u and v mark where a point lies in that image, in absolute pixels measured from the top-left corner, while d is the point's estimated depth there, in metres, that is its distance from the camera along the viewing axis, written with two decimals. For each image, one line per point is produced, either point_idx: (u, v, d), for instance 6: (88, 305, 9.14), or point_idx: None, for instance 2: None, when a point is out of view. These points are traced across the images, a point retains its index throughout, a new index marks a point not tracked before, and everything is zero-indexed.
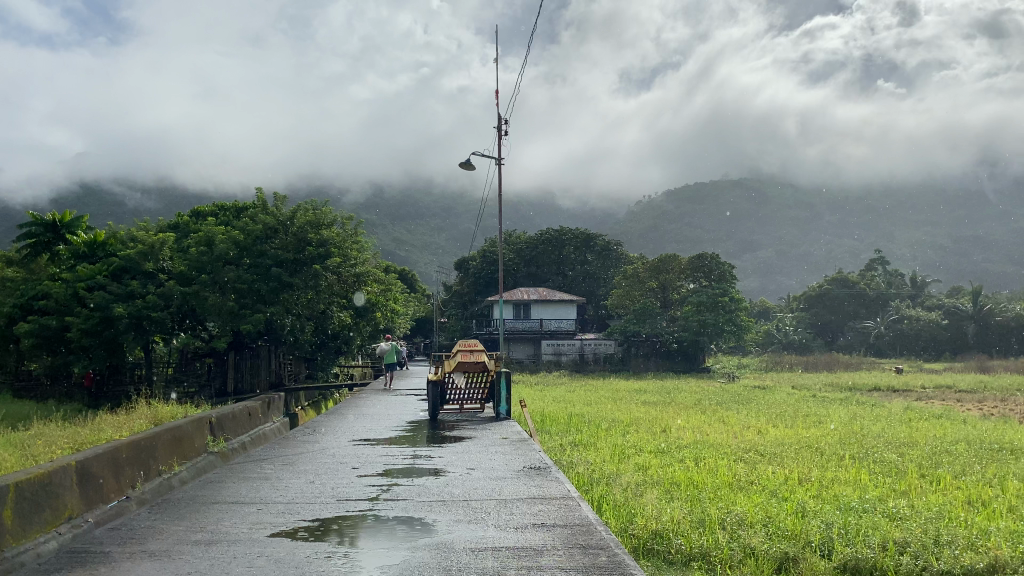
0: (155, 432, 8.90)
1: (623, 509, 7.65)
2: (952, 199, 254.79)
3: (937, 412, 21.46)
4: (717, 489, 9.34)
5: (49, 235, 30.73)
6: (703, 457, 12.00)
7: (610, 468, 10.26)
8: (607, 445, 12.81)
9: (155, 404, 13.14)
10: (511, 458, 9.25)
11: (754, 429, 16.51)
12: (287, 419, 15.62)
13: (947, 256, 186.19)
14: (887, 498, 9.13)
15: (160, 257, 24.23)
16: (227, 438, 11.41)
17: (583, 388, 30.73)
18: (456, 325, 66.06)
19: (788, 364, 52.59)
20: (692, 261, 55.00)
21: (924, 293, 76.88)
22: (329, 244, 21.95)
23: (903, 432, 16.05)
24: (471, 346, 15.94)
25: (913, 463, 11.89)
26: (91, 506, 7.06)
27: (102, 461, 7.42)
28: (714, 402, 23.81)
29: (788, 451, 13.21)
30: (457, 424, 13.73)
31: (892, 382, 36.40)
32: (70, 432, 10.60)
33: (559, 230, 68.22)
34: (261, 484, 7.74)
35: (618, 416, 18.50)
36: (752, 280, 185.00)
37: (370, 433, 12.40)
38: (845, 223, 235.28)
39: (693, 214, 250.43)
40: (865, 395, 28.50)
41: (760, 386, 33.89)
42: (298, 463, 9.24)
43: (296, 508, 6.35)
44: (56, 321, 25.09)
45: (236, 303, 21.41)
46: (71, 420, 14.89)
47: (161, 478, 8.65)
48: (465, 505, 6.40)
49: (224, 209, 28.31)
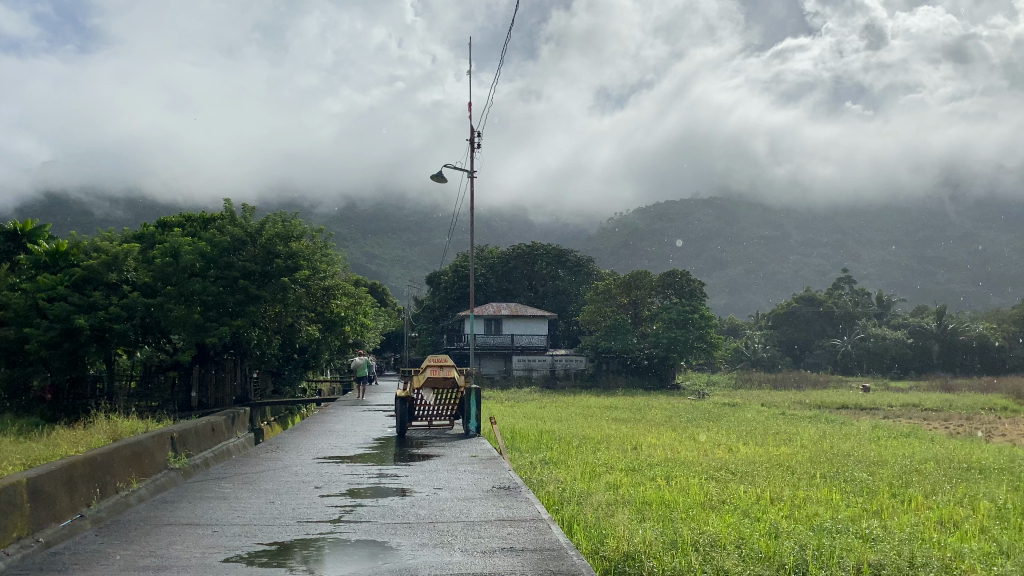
0: (113, 447, 8.57)
1: (595, 530, 7.47)
2: (917, 220, 259.78)
3: (905, 430, 21.55)
4: (689, 509, 9.19)
5: (10, 244, 30.10)
6: (675, 476, 11.87)
7: (582, 486, 10.08)
8: (577, 463, 12.62)
9: (113, 419, 12.77)
10: (479, 477, 9.04)
11: (725, 447, 16.43)
12: (252, 435, 15.27)
13: (912, 276, 189.42)
14: (859, 519, 9.05)
15: (124, 268, 23.93)
16: (189, 454, 11.07)
17: (553, 404, 30.57)
18: (427, 340, 65.68)
19: (756, 381, 53.03)
20: (663, 278, 55.74)
21: (890, 313, 78.10)
22: (297, 256, 21.65)
23: (873, 451, 16.05)
24: (441, 361, 15.64)
25: (883, 483, 11.84)
26: (42, 525, 6.74)
27: (55, 478, 7.11)
28: (684, 419, 23.73)
29: (759, 469, 13.14)
30: (425, 441, 13.47)
31: (859, 400, 36.77)
32: (23, 447, 10.21)
33: (531, 246, 68.30)
34: (219, 505, 7.46)
35: (589, 433, 18.34)
36: (721, 297, 186.46)
37: (335, 450, 12.10)
38: (813, 242, 238.51)
39: (664, 231, 252.31)
40: (833, 414, 28.70)
41: (730, 403, 34.04)
42: (259, 482, 8.94)
43: (253, 530, 6.09)
44: (13, 332, 24.38)
45: (202, 315, 20.89)
46: (27, 434, 14.44)
47: (118, 495, 8.33)
48: (431, 528, 6.18)
49: (191, 219, 27.88)
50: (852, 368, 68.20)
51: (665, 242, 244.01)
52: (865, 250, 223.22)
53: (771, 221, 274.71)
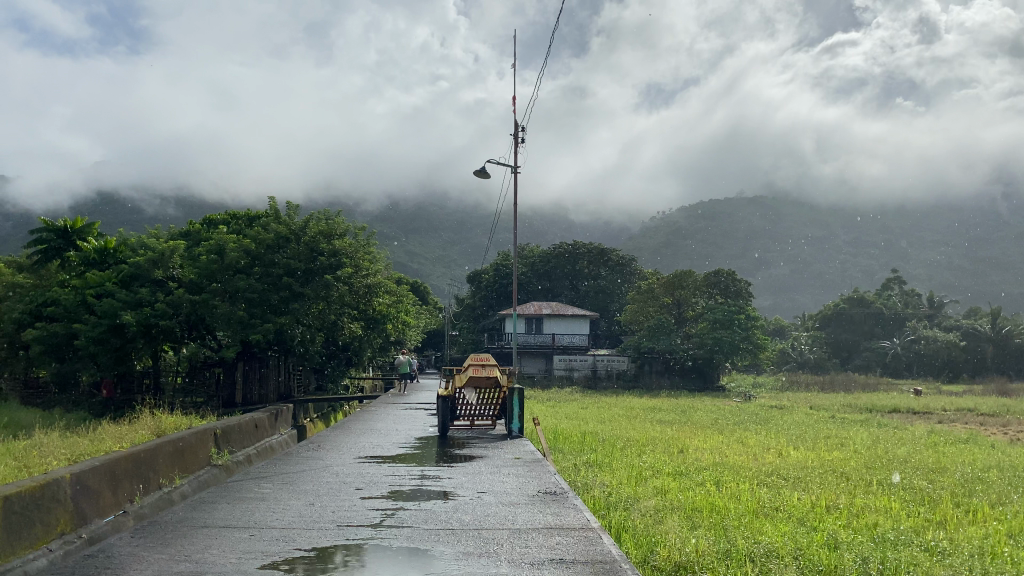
0: (155, 443, 8.48)
1: (645, 537, 7.17)
2: (968, 219, 253.29)
3: (963, 436, 20.74)
4: (741, 516, 8.82)
5: (61, 241, 30.52)
6: (724, 481, 11.50)
7: (629, 491, 9.73)
8: (624, 466, 12.31)
9: (158, 414, 12.78)
10: (524, 481, 8.77)
11: (775, 451, 15.96)
12: (295, 432, 15.22)
13: (964, 276, 184.52)
14: (924, 530, 8.60)
15: (170, 265, 23.99)
16: (232, 451, 10.99)
17: (596, 405, 30.16)
18: (469, 338, 65.61)
19: (804, 383, 51.93)
20: (708, 277, 54.94)
21: (941, 314, 76.01)
22: (340, 254, 21.54)
23: (931, 457, 15.46)
24: (483, 360, 15.41)
25: (945, 492, 11.30)
26: (86, 522, 6.64)
27: (99, 474, 7.01)
28: (731, 422, 23.14)
29: (812, 475, 12.69)
30: (467, 441, 13.27)
31: (911, 404, 35.70)
32: (69, 442, 10.22)
33: (572, 244, 67.93)
34: (258, 506, 7.30)
35: (634, 435, 18.00)
36: (766, 298, 183.50)
37: (376, 449, 11.94)
38: (861, 242, 233.70)
39: (706, 231, 249.39)
40: (885, 417, 27.84)
41: (777, 405, 33.28)
42: (299, 482, 8.78)
43: (292, 535, 5.91)
44: (64, 328, 24.94)
45: (246, 312, 21.05)
46: (75, 429, 14.60)
47: (161, 491, 8.23)
48: (475, 535, 5.94)
49: (237, 217, 28.00)
50: (902, 371, 66.43)
51: (708, 242, 241.12)
52: (915, 249, 218.02)
53: (817, 220, 269.83)
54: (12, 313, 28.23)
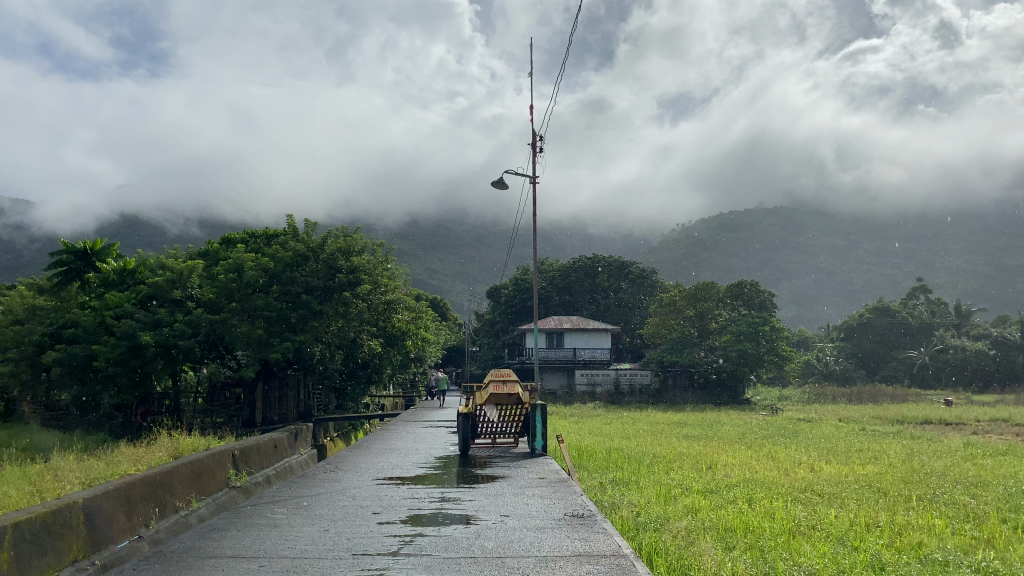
0: (172, 466, 8.22)
1: (678, 560, 6.80)
2: (993, 225, 249.83)
3: (1001, 448, 20.06)
4: (778, 536, 8.40)
5: (80, 263, 30.45)
6: (757, 498, 11.10)
7: (658, 511, 9.32)
8: (650, 483, 11.92)
9: (177, 436, 12.60)
10: (549, 503, 8.40)
11: (807, 466, 15.49)
12: (315, 451, 14.97)
13: (990, 284, 181.88)
14: (974, 549, 8.14)
15: (188, 285, 23.92)
16: (251, 472, 10.74)
17: (620, 420, 29.80)
18: (490, 354, 65.32)
19: (831, 395, 51.05)
20: (731, 289, 54.31)
21: (969, 322, 74.66)
22: (359, 270, 21.28)
23: (970, 470, 14.91)
24: (505, 376, 15.11)
25: (990, 507, 10.82)
26: (99, 547, 6.36)
27: (112, 498, 6.73)
28: (760, 436, 22.62)
29: (848, 491, 12.20)
30: (488, 460, 12.98)
31: (943, 415, 34.88)
32: (85, 465, 10.00)
33: (592, 258, 67.97)
34: (270, 534, 7.00)
35: (660, 451, 17.60)
36: (789, 310, 181.51)
37: (397, 469, 11.62)
38: (884, 251, 231.14)
39: (727, 244, 247.82)
40: (918, 430, 27.11)
41: (805, 419, 32.52)
42: (314, 507, 8.49)
43: (305, 566, 5.59)
44: (84, 350, 25.03)
45: (265, 330, 20.88)
46: (94, 451, 14.50)
47: (178, 515, 7.96)
48: (498, 564, 5.59)
49: (255, 236, 27.91)
50: (931, 381, 65.14)
51: (728, 253, 239.52)
52: (939, 257, 215.36)
53: (839, 230, 267.63)
54: (34, 335, 28.35)
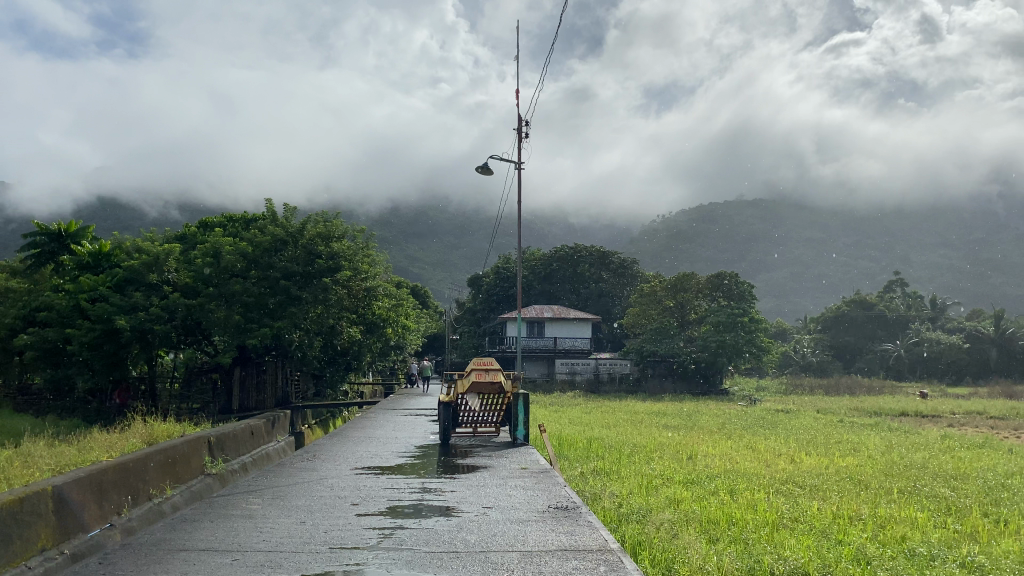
0: (146, 452, 7.99)
1: (664, 554, 6.69)
2: (967, 219, 252.88)
3: (977, 440, 20.22)
4: (761, 529, 8.33)
5: (54, 245, 29.79)
6: (739, 490, 11.03)
7: (641, 502, 9.20)
8: (632, 474, 11.82)
9: (152, 422, 12.34)
10: (533, 495, 8.25)
11: (787, 457, 15.48)
12: (292, 439, 14.75)
13: (965, 278, 184.01)
14: (956, 543, 8.11)
15: (165, 268, 23.47)
16: (227, 460, 10.51)
17: (600, 409, 29.82)
18: (470, 342, 65.17)
19: (808, 387, 51.41)
20: (711, 280, 54.51)
21: (944, 316, 75.49)
22: (339, 256, 20.90)
23: (949, 463, 14.96)
24: (487, 364, 14.96)
25: (970, 501, 10.83)
26: (68, 536, 6.12)
27: (82, 485, 6.49)
28: (740, 427, 22.62)
29: (830, 483, 12.14)
30: (469, 450, 12.82)
31: (918, 407, 35.16)
32: (55, 451, 9.73)
33: (574, 248, 67.89)
34: (244, 526, 6.81)
35: (641, 441, 17.54)
36: (768, 301, 182.78)
37: (375, 459, 11.43)
38: (862, 244, 233.12)
39: (707, 235, 248.84)
40: (895, 421, 27.30)
41: (783, 409, 32.71)
42: (290, 497, 8.29)
43: (280, 559, 5.41)
44: (57, 333, 24.54)
45: (243, 316, 20.54)
46: (65, 436, 14.19)
47: (151, 503, 7.75)
48: (482, 559, 5.44)
49: (233, 220, 27.49)
50: (906, 374, 65.80)
51: (708, 245, 240.55)
52: (915, 251, 217.57)
53: (817, 223, 269.61)
54: (5, 318, 27.77)
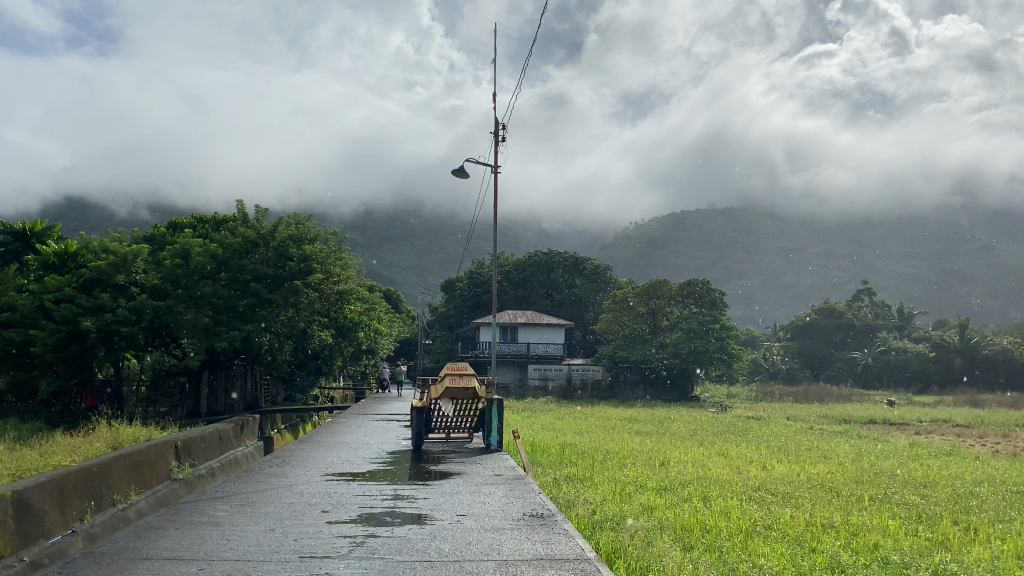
0: (110, 456, 7.79)
1: (639, 562, 6.64)
2: (933, 229, 257.03)
3: (945, 449, 20.41)
4: (736, 537, 8.31)
5: (19, 245, 29.53)
6: (712, 496, 11.02)
7: (615, 509, 9.14)
8: (605, 480, 11.76)
9: (116, 426, 12.05)
10: (507, 502, 8.15)
11: (759, 464, 15.53)
12: (262, 444, 14.50)
13: (931, 288, 186.90)
14: (927, 551, 8.13)
15: (133, 269, 23.11)
16: (194, 464, 10.29)
17: (572, 415, 29.78)
18: (443, 347, 64.88)
19: (778, 394, 51.77)
20: (682, 287, 54.69)
21: (911, 325, 76.49)
22: (311, 259, 20.95)
23: (917, 470, 15.11)
24: (461, 369, 14.82)
25: (940, 508, 10.90)
26: (29, 542, 5.94)
27: (45, 490, 6.30)
28: (713, 434, 22.68)
29: (800, 490, 12.18)
30: (442, 456, 12.66)
31: (887, 415, 35.49)
32: (15, 456, 9.44)
33: (548, 254, 67.95)
34: (211, 534, 6.64)
35: (614, 447, 17.50)
36: (738, 310, 184.30)
37: (347, 464, 11.26)
38: (831, 253, 235.95)
39: (679, 242, 250.53)
40: (864, 429, 27.52)
41: (755, 417, 32.85)
42: (259, 503, 8.12)
43: (250, 568, 5.28)
44: (19, 335, 23.99)
45: (212, 319, 20.13)
46: (25, 440, 13.83)
47: (115, 509, 7.55)
48: (455, 568, 5.34)
49: (204, 221, 27.14)
50: (873, 381, 66.59)
51: (681, 253, 242.13)
52: (883, 261, 220.69)
53: (788, 232, 272.73)
54: None
